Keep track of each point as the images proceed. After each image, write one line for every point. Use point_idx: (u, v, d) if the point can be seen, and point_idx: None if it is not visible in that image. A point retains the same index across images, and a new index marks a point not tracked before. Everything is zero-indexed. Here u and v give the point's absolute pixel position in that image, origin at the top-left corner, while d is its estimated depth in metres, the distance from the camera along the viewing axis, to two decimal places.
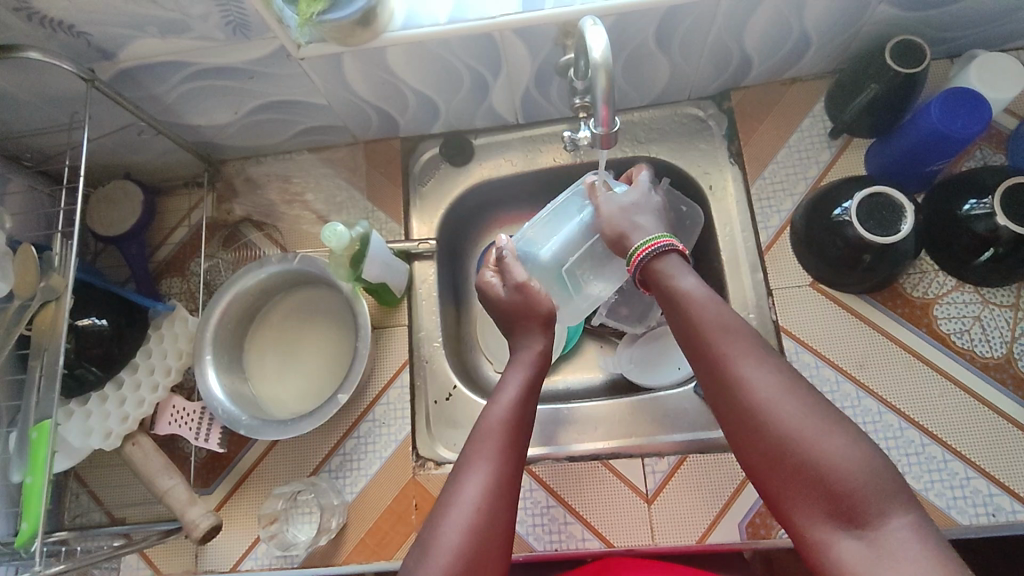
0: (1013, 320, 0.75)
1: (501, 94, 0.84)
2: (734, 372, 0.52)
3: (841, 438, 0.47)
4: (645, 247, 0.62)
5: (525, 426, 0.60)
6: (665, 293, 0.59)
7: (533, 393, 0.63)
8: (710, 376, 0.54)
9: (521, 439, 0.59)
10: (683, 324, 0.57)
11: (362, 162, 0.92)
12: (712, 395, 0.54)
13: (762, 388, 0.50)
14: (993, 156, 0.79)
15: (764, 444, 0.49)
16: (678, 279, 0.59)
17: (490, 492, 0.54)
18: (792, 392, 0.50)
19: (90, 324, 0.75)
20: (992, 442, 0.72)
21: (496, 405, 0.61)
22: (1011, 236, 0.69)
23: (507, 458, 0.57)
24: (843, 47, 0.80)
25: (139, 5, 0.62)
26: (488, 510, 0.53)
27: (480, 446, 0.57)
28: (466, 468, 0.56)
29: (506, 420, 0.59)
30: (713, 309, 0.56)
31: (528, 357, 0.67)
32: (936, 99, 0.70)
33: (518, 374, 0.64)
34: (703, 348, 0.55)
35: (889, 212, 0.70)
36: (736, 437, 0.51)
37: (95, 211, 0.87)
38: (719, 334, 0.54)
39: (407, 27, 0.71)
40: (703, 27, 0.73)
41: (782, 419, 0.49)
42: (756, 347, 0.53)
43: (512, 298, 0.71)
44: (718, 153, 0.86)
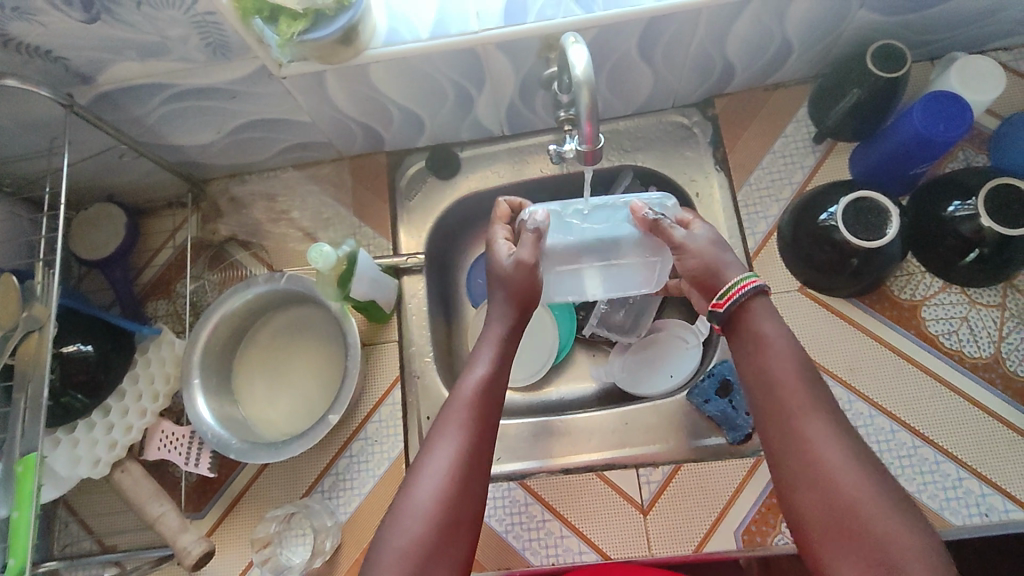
0: (1001, 319, 0.76)
1: (486, 107, 0.84)
2: (806, 433, 0.51)
3: (904, 523, 0.47)
4: (736, 288, 0.58)
5: (496, 400, 0.59)
6: (743, 334, 0.57)
7: (504, 366, 0.62)
8: (776, 428, 0.53)
9: (492, 413, 0.59)
10: (755, 371, 0.56)
11: (348, 178, 0.92)
12: (775, 446, 0.53)
13: (836, 456, 0.50)
14: (976, 157, 0.80)
15: (828, 510, 0.49)
16: (761, 325, 0.57)
17: (457, 469, 0.55)
18: (865, 467, 0.49)
19: (75, 350, 0.74)
20: (982, 442, 0.72)
21: (466, 380, 0.60)
22: (995, 237, 0.69)
23: (476, 432, 0.57)
24: (824, 53, 0.80)
25: (118, 29, 0.62)
26: (457, 482, 0.54)
27: (451, 419, 0.57)
28: (434, 444, 0.56)
29: (474, 393, 0.59)
30: (792, 364, 0.54)
31: (497, 325, 0.65)
32: (918, 103, 0.70)
33: (489, 350, 0.63)
34: (775, 400, 0.54)
35: (875, 215, 0.71)
36: (797, 494, 0.51)
37: (77, 235, 0.86)
38: (796, 391, 0.53)
39: (390, 43, 0.70)
40: (685, 37, 0.73)
41: (849, 488, 0.49)
42: (829, 411, 0.52)
43: (510, 272, 0.66)
44: (704, 160, 0.87)
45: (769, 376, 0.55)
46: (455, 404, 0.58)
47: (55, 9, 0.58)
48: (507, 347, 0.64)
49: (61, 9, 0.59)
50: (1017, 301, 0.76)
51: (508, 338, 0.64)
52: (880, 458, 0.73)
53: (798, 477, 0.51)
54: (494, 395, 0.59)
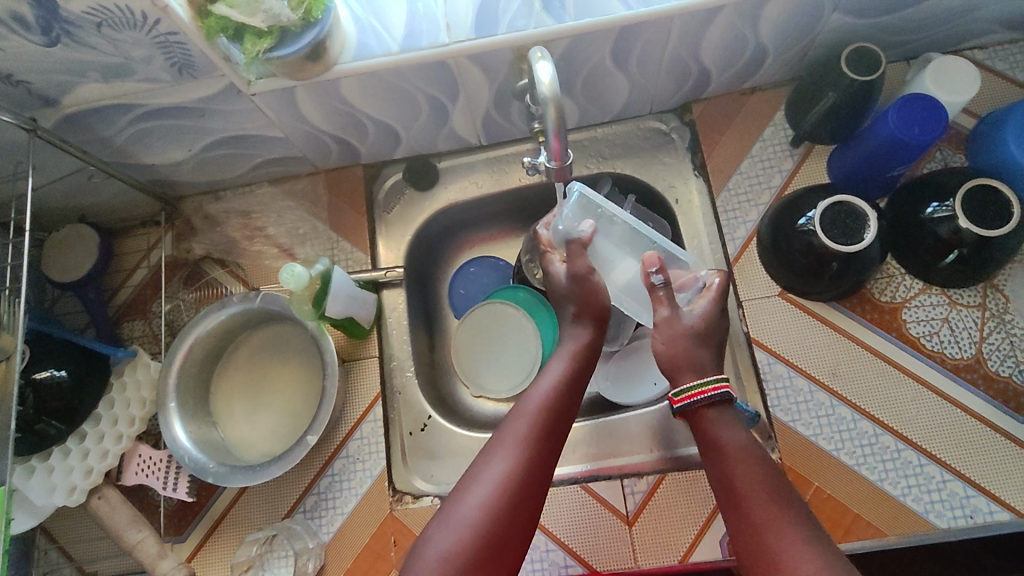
0: (982, 320, 0.75)
1: (461, 118, 0.83)
2: (772, 541, 0.51)
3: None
4: (695, 391, 0.61)
5: (564, 413, 0.61)
6: (708, 447, 0.59)
7: (574, 382, 0.64)
8: (746, 538, 0.53)
9: (555, 428, 0.60)
10: (727, 483, 0.56)
11: (324, 192, 0.91)
12: (748, 558, 0.52)
13: (802, 565, 0.48)
14: (953, 157, 0.80)
15: None
16: (725, 434, 0.59)
17: (514, 476, 0.56)
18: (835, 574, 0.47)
19: (47, 376, 0.72)
20: (965, 444, 0.72)
21: (532, 393, 0.62)
22: (973, 239, 0.69)
23: (535, 444, 0.58)
24: (800, 56, 0.80)
25: (80, 52, 0.60)
26: (512, 490, 0.55)
27: (511, 428, 0.59)
28: (489, 456, 0.58)
29: (538, 405, 0.61)
30: (755, 472, 0.55)
31: (572, 344, 0.67)
32: (893, 106, 0.70)
33: (559, 366, 0.65)
34: (743, 508, 0.54)
35: (853, 219, 0.70)
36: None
37: (50, 258, 0.85)
38: (761, 499, 0.53)
39: (359, 58, 0.69)
40: (659, 44, 0.72)
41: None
42: (794, 518, 0.52)
43: (568, 288, 0.70)
44: (683, 166, 0.86)
45: (735, 482, 0.56)
46: (518, 416, 0.60)
47: (13, 33, 0.57)
48: (580, 365, 0.65)
49: (19, 33, 0.57)
50: (998, 301, 0.76)
51: (584, 358, 0.66)
52: (864, 463, 0.73)
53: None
54: (559, 409, 0.61)
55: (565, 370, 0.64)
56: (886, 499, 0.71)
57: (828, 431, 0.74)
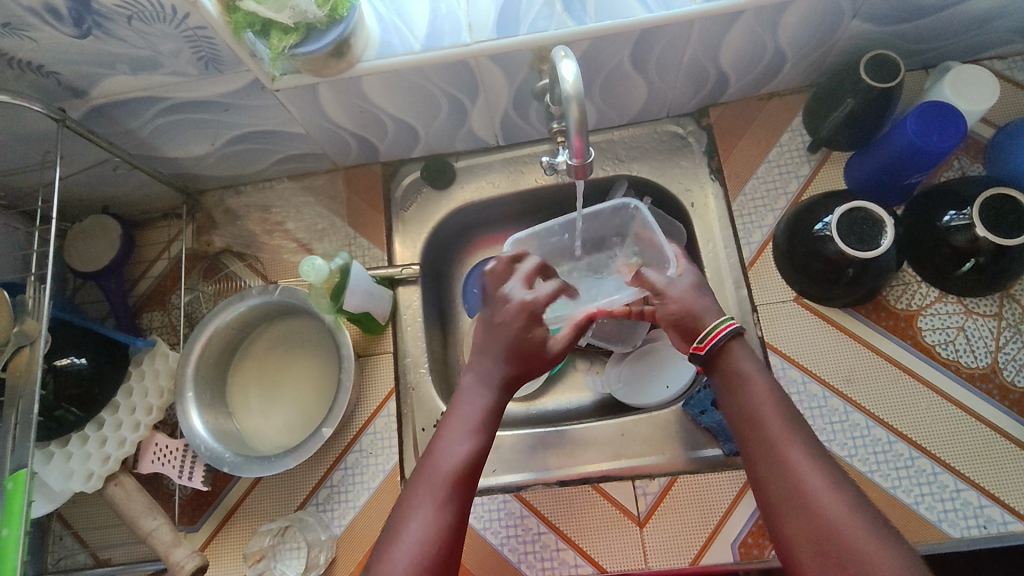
0: (998, 329, 0.75)
1: (480, 118, 0.84)
2: (787, 458, 0.53)
3: (889, 546, 0.48)
4: (723, 326, 0.61)
5: (477, 468, 0.57)
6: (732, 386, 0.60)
7: (488, 431, 0.60)
8: (765, 463, 0.54)
9: (470, 483, 0.56)
10: (739, 406, 0.58)
11: (343, 189, 0.92)
12: (769, 488, 0.53)
13: (818, 479, 0.52)
14: (971, 166, 0.79)
15: (816, 533, 0.50)
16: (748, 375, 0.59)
17: (433, 542, 0.52)
18: (846, 490, 0.51)
19: (68, 363, 0.74)
20: (981, 454, 0.71)
21: (445, 438, 0.58)
22: (990, 248, 0.69)
23: (451, 502, 0.54)
24: (818, 62, 0.80)
25: (109, 44, 0.62)
26: (435, 555, 0.51)
27: (427, 476, 0.56)
28: (408, 512, 0.54)
29: (448, 464, 0.56)
30: (765, 392, 0.58)
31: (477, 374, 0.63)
32: (912, 113, 0.70)
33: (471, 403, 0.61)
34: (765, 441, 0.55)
35: (868, 226, 0.70)
36: (783, 522, 0.52)
37: (73, 248, 0.86)
38: (778, 420, 0.56)
39: (381, 56, 0.70)
40: (678, 48, 0.73)
41: (833, 514, 0.50)
42: (807, 436, 0.55)
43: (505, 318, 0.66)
44: (699, 169, 0.87)
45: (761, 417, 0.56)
46: (431, 467, 0.56)
47: (47, 25, 0.58)
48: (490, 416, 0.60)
49: (52, 24, 0.59)
50: (1014, 311, 0.75)
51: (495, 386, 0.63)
52: (878, 470, 0.72)
53: (788, 517, 0.51)
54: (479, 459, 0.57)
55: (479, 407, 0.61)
56: (898, 506, 0.71)
57: (842, 438, 0.74)
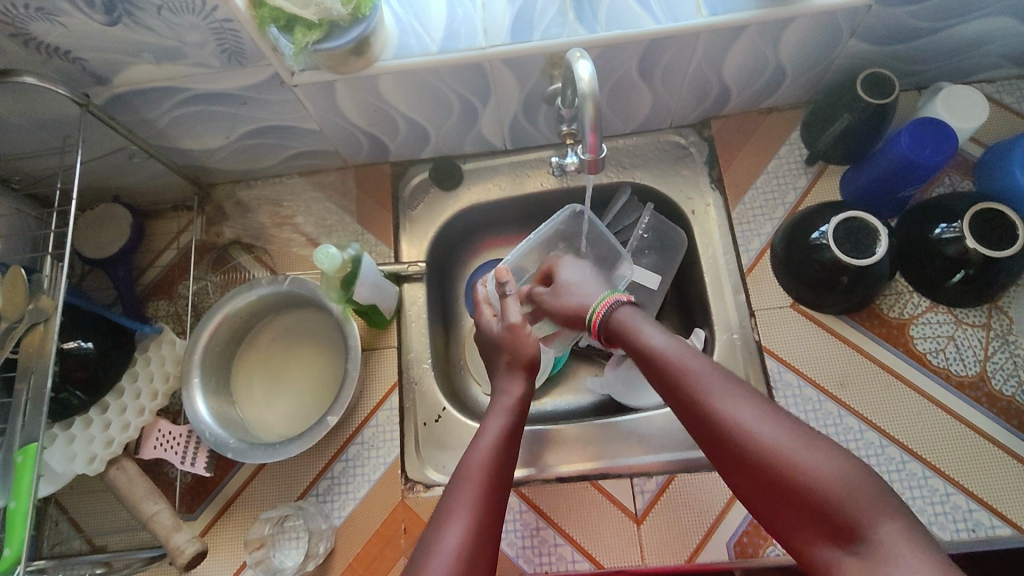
0: (986, 339, 0.77)
1: (490, 121, 0.86)
2: (701, 399, 0.53)
3: (813, 451, 0.48)
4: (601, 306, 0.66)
5: (505, 470, 0.60)
6: (632, 353, 0.62)
7: (510, 435, 0.64)
8: (688, 411, 0.54)
9: (501, 483, 0.59)
10: (653, 367, 0.59)
11: (352, 186, 0.94)
12: (695, 427, 0.54)
13: (733, 409, 0.51)
14: (961, 183, 0.83)
15: (746, 463, 0.50)
16: (639, 328, 0.62)
17: (468, 546, 0.53)
18: (765, 413, 0.51)
19: (75, 347, 0.74)
20: (970, 460, 0.73)
21: (473, 453, 0.61)
22: (980, 259, 0.71)
23: (485, 505, 0.56)
24: (816, 79, 0.83)
25: (137, 33, 0.64)
26: (473, 557, 0.53)
27: (462, 487, 0.57)
28: (441, 523, 0.55)
29: (477, 467, 0.59)
30: (668, 343, 0.59)
31: (503, 403, 0.67)
32: (906, 128, 0.73)
33: (497, 422, 0.64)
34: (673, 388, 0.56)
35: (864, 234, 0.73)
36: (717, 455, 0.52)
37: (83, 234, 0.87)
38: (685, 368, 0.56)
39: (399, 56, 0.73)
40: (683, 60, 0.76)
41: (754, 438, 0.49)
42: (716, 372, 0.55)
43: (500, 335, 0.72)
44: (700, 179, 0.89)
45: (665, 365, 0.57)
46: (462, 472, 0.59)
47: (78, 10, 0.60)
48: (511, 423, 0.65)
49: (83, 11, 0.61)
50: (1002, 322, 0.78)
51: (516, 413, 0.66)
52: None
53: (716, 446, 0.52)
54: (505, 469, 0.60)
55: (505, 425, 0.64)
56: None
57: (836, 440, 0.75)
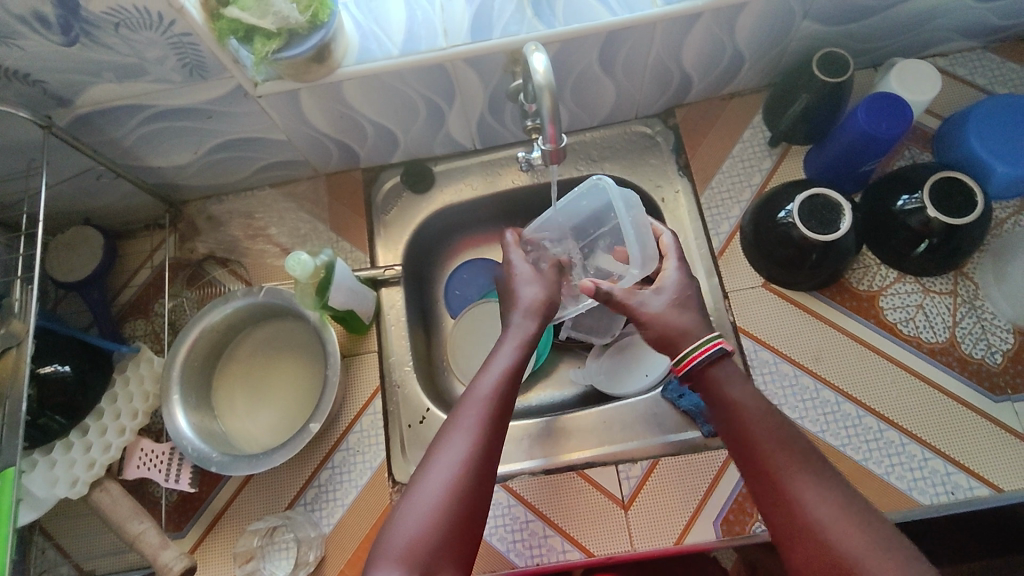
0: (954, 306, 0.79)
1: (458, 121, 0.87)
2: (789, 487, 0.53)
3: (892, 561, 0.47)
4: (701, 350, 0.61)
5: (513, 396, 0.62)
6: (714, 400, 0.61)
7: (521, 362, 0.65)
8: (769, 495, 0.54)
9: (509, 406, 0.61)
10: (737, 436, 0.58)
11: (324, 195, 0.94)
12: (771, 513, 0.53)
13: (818, 504, 0.51)
14: (921, 155, 0.85)
15: (819, 561, 0.49)
16: (727, 391, 0.60)
17: (470, 462, 0.55)
18: (848, 512, 0.50)
19: (52, 371, 0.73)
20: (946, 424, 0.74)
21: (484, 378, 0.62)
22: (941, 228, 0.73)
23: (492, 424, 0.58)
24: (774, 62, 0.85)
25: (96, 52, 0.64)
26: (472, 474, 0.55)
27: (465, 413, 0.59)
28: (444, 441, 0.57)
29: (486, 391, 0.61)
30: (762, 417, 0.57)
31: (517, 335, 0.67)
32: (862, 104, 0.75)
33: (509, 350, 0.65)
34: (760, 456, 0.55)
35: (828, 211, 0.74)
36: (786, 546, 0.52)
37: (55, 257, 0.86)
38: (776, 448, 0.55)
39: (362, 61, 0.73)
40: (643, 50, 0.77)
41: (835, 541, 0.49)
42: (804, 458, 0.54)
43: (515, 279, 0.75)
44: (667, 167, 0.91)
45: (752, 438, 0.56)
46: (471, 396, 0.60)
47: (35, 33, 0.60)
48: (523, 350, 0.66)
49: (40, 33, 0.61)
50: (968, 288, 0.79)
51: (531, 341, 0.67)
52: (849, 443, 0.75)
53: (790, 535, 0.51)
54: (513, 393, 0.62)
55: (517, 353, 0.65)
56: (869, 477, 0.73)
57: (814, 414, 0.76)
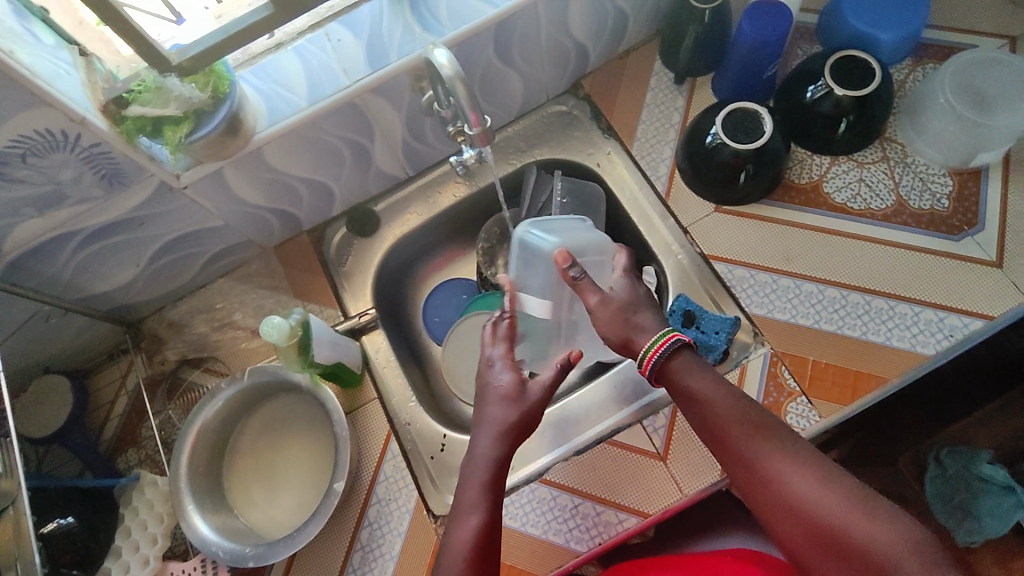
0: (890, 170, 0.83)
1: (384, 154, 0.88)
2: (765, 463, 0.54)
3: (874, 514, 0.49)
4: (657, 346, 0.61)
5: (494, 552, 0.56)
6: (676, 391, 0.61)
7: (495, 507, 0.57)
8: (747, 475, 0.55)
9: (490, 565, 0.55)
10: (704, 421, 0.59)
11: (278, 266, 0.93)
12: (752, 491, 0.55)
13: (794, 475, 0.52)
14: (811, 49, 0.90)
15: (805, 528, 0.51)
16: (687, 377, 0.60)
17: None
18: (821, 477, 0.52)
19: (55, 526, 0.73)
20: (923, 276, 0.77)
21: (457, 536, 0.55)
22: (852, 103, 0.78)
23: None
24: (655, 9, 0.89)
25: (11, 189, 0.63)
26: None
27: None
28: None
29: (463, 555, 0.54)
30: (726, 401, 0.58)
31: (480, 467, 0.59)
32: (744, 18, 0.79)
33: (476, 494, 0.58)
34: (728, 438, 0.57)
35: (750, 120, 0.79)
36: (772, 519, 0.53)
37: (23, 416, 0.82)
38: (742, 428, 0.56)
39: (274, 122, 0.74)
40: (534, 32, 0.81)
41: (818, 509, 0.50)
42: (769, 431, 0.55)
43: (499, 401, 0.63)
44: (592, 134, 0.94)
45: (717, 422, 0.58)
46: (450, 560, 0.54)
47: None
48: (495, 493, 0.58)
49: None
50: (896, 150, 0.84)
51: (500, 478, 0.59)
52: (845, 324, 0.77)
53: (774, 512, 0.53)
54: (492, 547, 0.56)
55: (488, 498, 0.57)
56: (873, 349, 0.75)
57: (803, 309, 0.78)
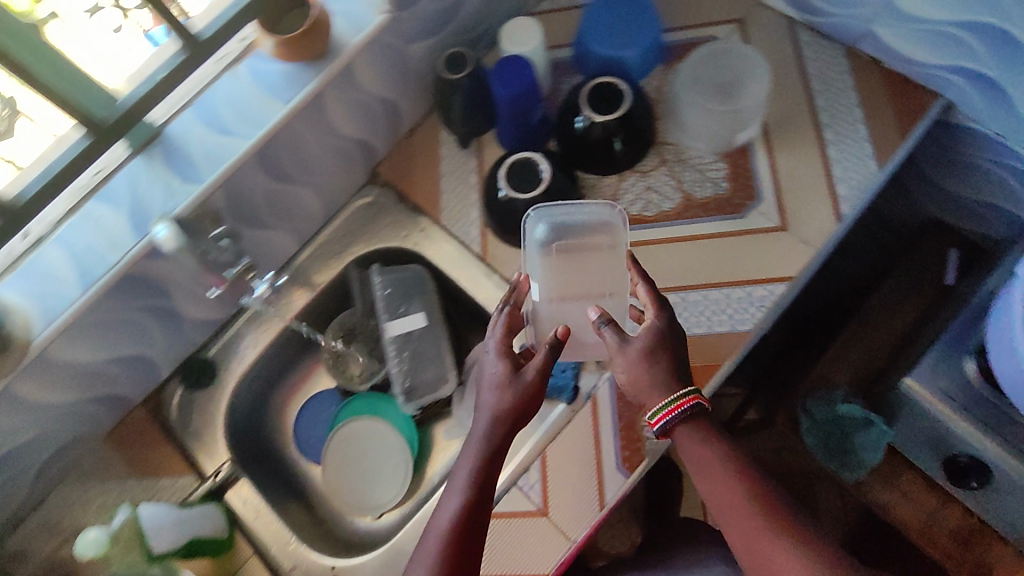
0: (670, 171, 0.88)
1: (193, 306, 0.84)
2: (767, 539, 0.62)
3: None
4: (668, 410, 0.65)
5: (473, 536, 0.61)
6: (691, 459, 0.67)
7: (481, 491, 0.63)
8: (749, 545, 0.63)
9: (467, 545, 0.61)
10: (718, 494, 0.65)
11: (117, 453, 0.86)
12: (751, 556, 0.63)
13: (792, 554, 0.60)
14: (574, 80, 0.94)
15: None
16: (700, 455, 0.66)
17: None
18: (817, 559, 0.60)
19: None
20: (723, 259, 0.82)
21: (438, 518, 0.62)
22: (616, 123, 0.82)
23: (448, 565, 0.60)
24: (422, 86, 0.91)
25: None
26: None
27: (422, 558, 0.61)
28: None
29: (439, 533, 0.61)
30: (732, 478, 0.65)
31: (473, 448, 0.65)
32: (494, 81, 0.83)
33: (466, 476, 0.64)
34: (738, 514, 0.64)
35: (526, 168, 0.83)
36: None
37: None
38: (745, 506, 0.64)
39: (50, 320, 0.70)
40: (301, 146, 0.80)
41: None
42: (771, 508, 0.63)
43: (495, 393, 0.66)
44: (402, 216, 0.93)
45: (728, 498, 0.65)
46: (429, 536, 0.62)
47: None
48: (484, 469, 0.64)
49: None
50: (672, 150, 0.89)
51: (495, 455, 0.64)
52: None
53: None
54: (470, 528, 0.61)
55: (471, 482, 0.63)
56: (703, 341, 0.79)
57: None
